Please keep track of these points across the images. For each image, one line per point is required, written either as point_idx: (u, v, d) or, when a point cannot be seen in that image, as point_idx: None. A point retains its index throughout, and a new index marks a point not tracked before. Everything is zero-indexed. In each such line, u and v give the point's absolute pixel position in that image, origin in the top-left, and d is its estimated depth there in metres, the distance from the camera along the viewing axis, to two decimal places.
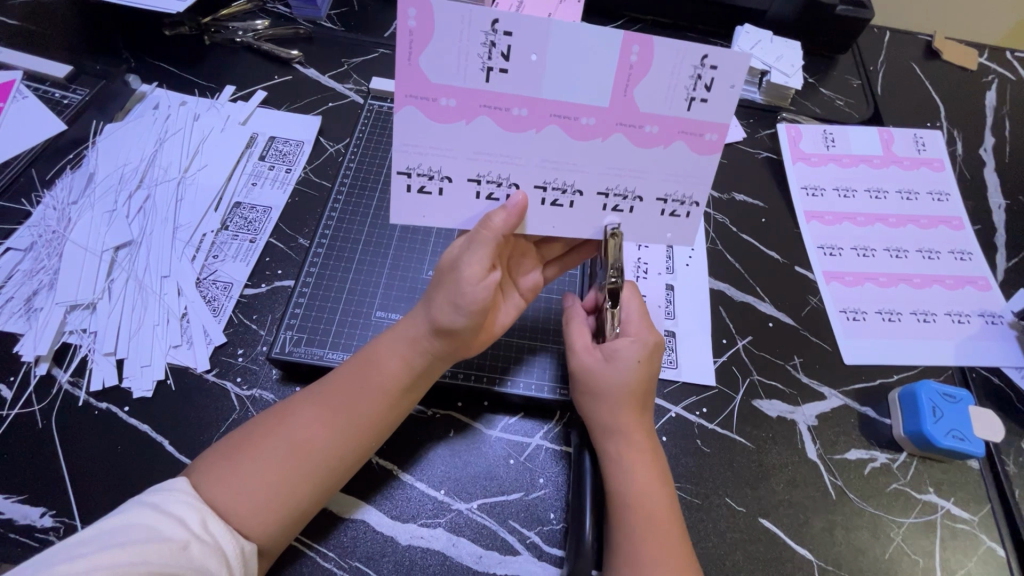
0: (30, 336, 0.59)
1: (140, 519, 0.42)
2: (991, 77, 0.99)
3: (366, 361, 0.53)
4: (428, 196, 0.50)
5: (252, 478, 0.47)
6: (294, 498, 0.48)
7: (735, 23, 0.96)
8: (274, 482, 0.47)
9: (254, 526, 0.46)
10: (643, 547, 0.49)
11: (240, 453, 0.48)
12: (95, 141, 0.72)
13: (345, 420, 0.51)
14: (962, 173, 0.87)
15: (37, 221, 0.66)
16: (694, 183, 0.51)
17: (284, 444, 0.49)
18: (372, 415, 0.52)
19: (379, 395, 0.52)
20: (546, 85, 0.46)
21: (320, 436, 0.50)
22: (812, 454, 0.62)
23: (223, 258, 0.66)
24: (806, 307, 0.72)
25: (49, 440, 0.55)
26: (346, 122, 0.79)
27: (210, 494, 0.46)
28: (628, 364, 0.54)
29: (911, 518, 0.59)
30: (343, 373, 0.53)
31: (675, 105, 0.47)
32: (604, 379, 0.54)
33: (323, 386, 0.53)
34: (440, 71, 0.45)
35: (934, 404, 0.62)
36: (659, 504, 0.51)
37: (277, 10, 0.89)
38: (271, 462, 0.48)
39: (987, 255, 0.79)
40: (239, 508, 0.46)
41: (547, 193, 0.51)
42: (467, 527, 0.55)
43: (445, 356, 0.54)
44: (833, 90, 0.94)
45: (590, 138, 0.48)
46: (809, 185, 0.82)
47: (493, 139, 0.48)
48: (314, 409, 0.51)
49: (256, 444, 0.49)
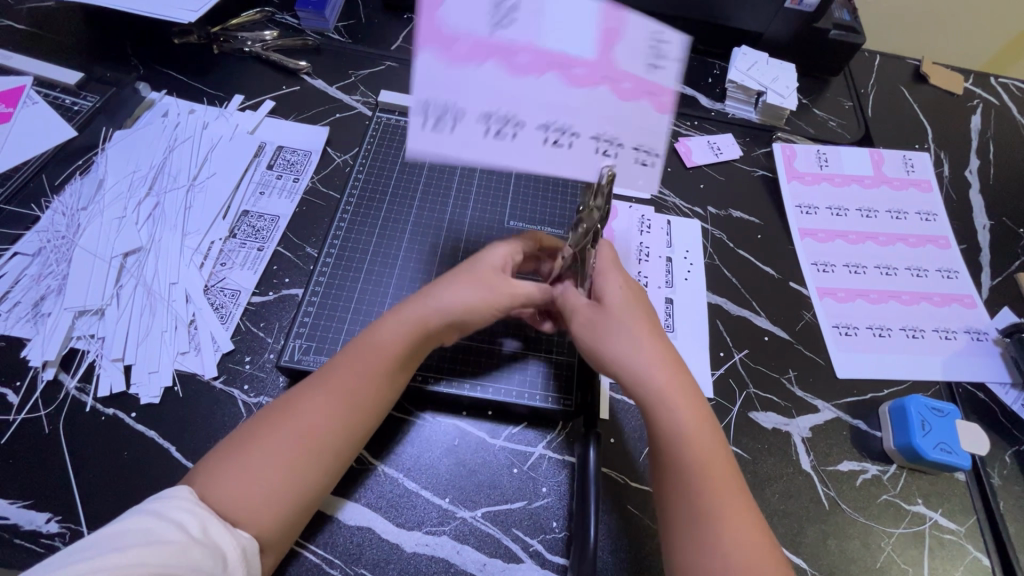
0: (37, 341, 0.59)
1: (141, 524, 0.42)
2: (977, 102, 1.03)
3: (363, 343, 0.55)
4: (444, 133, 0.48)
5: (261, 473, 0.48)
6: (307, 488, 0.50)
7: (731, 45, 0.99)
8: (282, 475, 0.49)
9: (265, 522, 0.47)
10: (718, 526, 0.47)
11: (245, 449, 0.49)
12: (104, 148, 0.73)
13: (345, 401, 0.52)
14: (949, 194, 0.90)
15: (45, 226, 0.66)
16: (660, 135, 0.50)
17: (286, 437, 0.50)
18: (370, 397, 0.54)
19: (375, 374, 0.54)
20: (548, 39, 0.47)
21: (326, 426, 0.51)
22: (805, 465, 0.64)
23: (231, 265, 0.67)
24: (800, 322, 0.74)
25: (55, 445, 0.55)
26: (354, 132, 0.81)
27: (218, 495, 0.46)
28: (620, 313, 0.55)
29: (901, 529, 0.61)
30: (342, 361, 0.55)
31: (638, 65, 0.48)
32: (607, 329, 0.54)
33: (323, 375, 0.54)
34: (460, 18, 0.46)
35: (923, 417, 0.64)
36: (721, 472, 0.50)
37: (286, 21, 0.90)
38: (278, 453, 0.49)
39: (973, 274, 0.82)
40: (249, 505, 0.47)
41: (548, 134, 0.48)
42: (471, 535, 0.56)
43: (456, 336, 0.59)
44: (826, 111, 0.97)
45: (582, 87, 0.48)
46: (803, 203, 0.85)
47: (504, 85, 0.47)
48: (317, 395, 0.52)
49: (261, 438, 0.50)
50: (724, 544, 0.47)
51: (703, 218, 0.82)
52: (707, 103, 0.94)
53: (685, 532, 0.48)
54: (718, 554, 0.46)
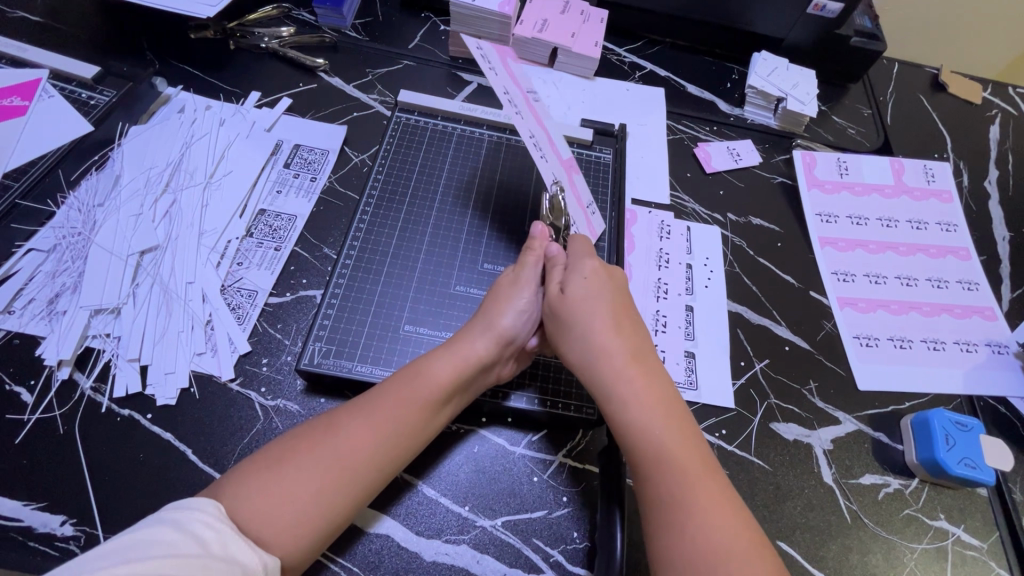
0: (53, 339, 0.58)
1: (164, 535, 0.39)
2: (995, 112, 1.02)
3: (413, 372, 0.55)
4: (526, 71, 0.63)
5: (290, 491, 0.46)
6: (337, 508, 0.48)
7: (751, 50, 0.98)
8: (310, 494, 0.47)
9: (289, 542, 0.45)
10: (699, 515, 0.46)
11: (278, 467, 0.47)
12: (121, 143, 0.72)
13: (394, 425, 0.51)
14: (969, 205, 0.89)
15: (61, 222, 0.65)
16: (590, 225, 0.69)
17: (317, 456, 0.48)
18: (417, 425, 0.53)
19: (416, 400, 0.53)
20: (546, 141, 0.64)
21: (366, 450, 0.50)
22: (828, 478, 0.63)
23: (248, 265, 0.66)
24: (821, 332, 0.74)
25: (71, 446, 0.54)
26: (371, 131, 0.80)
27: (242, 510, 0.44)
28: (580, 306, 0.57)
29: (923, 544, 0.61)
30: (389, 386, 0.54)
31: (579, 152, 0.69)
32: (568, 321, 0.57)
33: (367, 399, 0.53)
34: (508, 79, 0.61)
35: (947, 432, 0.63)
36: (695, 464, 0.49)
37: (303, 17, 0.89)
38: (311, 470, 0.47)
39: (993, 286, 0.82)
40: (273, 524, 0.45)
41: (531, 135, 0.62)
42: (491, 545, 0.55)
43: (507, 368, 0.60)
44: (845, 118, 0.96)
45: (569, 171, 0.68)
46: (823, 212, 0.84)
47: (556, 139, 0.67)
48: (363, 420, 0.51)
49: (296, 455, 0.48)
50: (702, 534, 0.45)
51: (723, 224, 0.81)
52: (726, 109, 0.94)
53: (663, 523, 0.46)
54: (697, 547, 0.44)
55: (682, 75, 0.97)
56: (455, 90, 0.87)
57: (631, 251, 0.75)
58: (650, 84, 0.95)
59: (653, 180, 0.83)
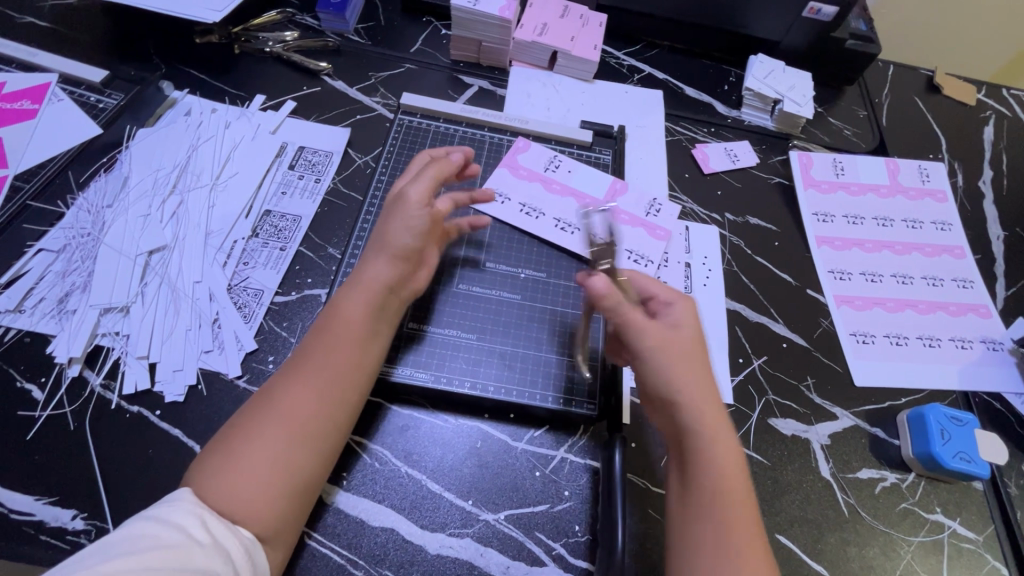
0: (63, 337, 0.59)
1: (143, 530, 0.42)
2: (989, 113, 1.04)
3: (331, 318, 0.57)
4: (546, 152, 0.80)
5: (255, 468, 0.48)
6: (307, 472, 0.50)
7: (748, 52, 1.00)
8: (270, 465, 0.49)
9: (268, 513, 0.48)
10: (733, 526, 0.47)
11: (239, 444, 0.49)
12: (128, 145, 0.73)
13: (334, 380, 0.53)
14: (964, 204, 0.91)
15: (70, 222, 0.66)
16: (652, 251, 0.75)
17: (269, 428, 0.50)
18: (353, 374, 0.54)
19: (346, 344, 0.55)
20: (578, 201, 0.76)
21: (315, 411, 0.52)
22: (825, 473, 0.64)
23: (254, 265, 0.67)
24: (818, 329, 0.75)
25: (82, 442, 0.55)
26: (375, 133, 0.81)
27: (215, 497, 0.46)
28: (680, 341, 0.53)
29: (920, 537, 0.62)
30: (315, 344, 0.55)
31: (640, 210, 0.77)
32: (664, 353, 0.53)
33: (300, 361, 0.54)
34: (529, 163, 0.78)
35: (942, 426, 0.64)
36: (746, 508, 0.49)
37: (306, 22, 0.91)
38: (269, 439, 0.49)
39: (988, 284, 0.83)
40: (252, 504, 0.47)
41: (558, 224, 0.73)
42: (494, 538, 0.56)
43: (418, 282, 0.62)
44: (841, 120, 0.98)
45: (621, 213, 0.76)
46: (819, 211, 0.85)
47: (593, 191, 0.77)
48: (303, 381, 0.52)
49: (253, 430, 0.50)
50: (704, 538, 0.47)
51: (721, 224, 0.82)
52: (724, 111, 0.95)
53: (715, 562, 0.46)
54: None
55: (680, 77, 0.98)
56: (457, 93, 0.88)
57: (659, 238, 0.76)
58: (649, 87, 0.96)
59: (653, 180, 0.84)
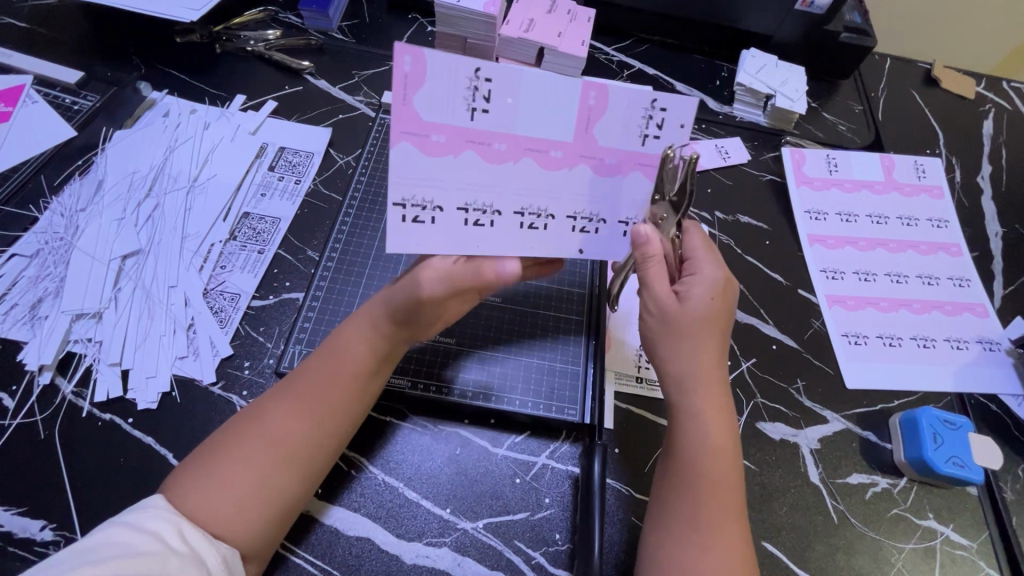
0: (34, 344, 0.59)
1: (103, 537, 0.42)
2: (989, 106, 1.01)
3: (334, 346, 0.55)
4: None
5: (234, 481, 0.47)
6: (287, 496, 0.49)
7: (741, 46, 0.98)
8: (248, 483, 0.48)
9: (243, 528, 0.47)
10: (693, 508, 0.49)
11: (219, 455, 0.48)
12: (104, 148, 0.72)
13: (327, 409, 0.52)
14: (961, 201, 0.88)
15: (44, 227, 0.65)
16: None
17: (254, 445, 0.49)
18: (344, 398, 0.53)
19: (347, 378, 0.53)
20: None
21: (301, 432, 0.50)
22: (814, 478, 0.63)
23: (231, 269, 0.65)
24: (809, 330, 0.73)
25: (52, 451, 0.54)
26: (357, 132, 0.80)
27: (189, 508, 0.46)
28: (693, 324, 0.53)
29: (912, 543, 0.60)
30: (308, 364, 0.54)
31: (630, 139, 0.47)
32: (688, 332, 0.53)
33: (291, 380, 0.53)
34: None
35: (934, 430, 0.63)
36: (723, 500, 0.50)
37: (289, 20, 0.89)
38: (253, 458, 0.48)
39: (985, 283, 0.81)
40: (227, 517, 0.46)
41: (525, 218, 0.50)
42: (472, 547, 0.54)
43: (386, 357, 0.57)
44: (836, 115, 0.96)
45: None
46: (812, 209, 0.83)
47: None
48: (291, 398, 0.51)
49: (236, 447, 0.49)
50: (674, 525, 0.49)
51: (710, 223, 0.81)
52: (716, 106, 0.93)
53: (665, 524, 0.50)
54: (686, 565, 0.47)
55: (671, 73, 0.96)
56: None
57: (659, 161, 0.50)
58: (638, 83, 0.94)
59: None
